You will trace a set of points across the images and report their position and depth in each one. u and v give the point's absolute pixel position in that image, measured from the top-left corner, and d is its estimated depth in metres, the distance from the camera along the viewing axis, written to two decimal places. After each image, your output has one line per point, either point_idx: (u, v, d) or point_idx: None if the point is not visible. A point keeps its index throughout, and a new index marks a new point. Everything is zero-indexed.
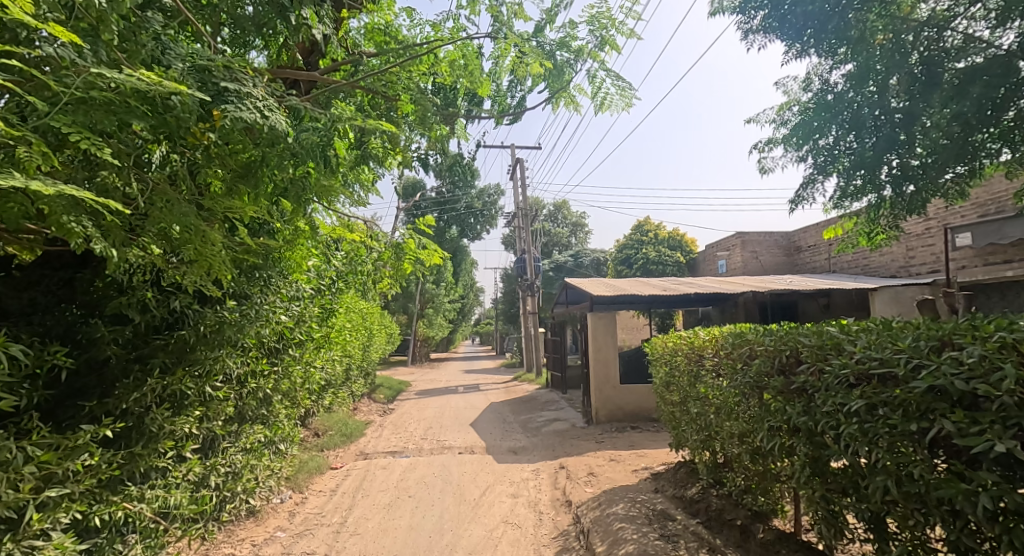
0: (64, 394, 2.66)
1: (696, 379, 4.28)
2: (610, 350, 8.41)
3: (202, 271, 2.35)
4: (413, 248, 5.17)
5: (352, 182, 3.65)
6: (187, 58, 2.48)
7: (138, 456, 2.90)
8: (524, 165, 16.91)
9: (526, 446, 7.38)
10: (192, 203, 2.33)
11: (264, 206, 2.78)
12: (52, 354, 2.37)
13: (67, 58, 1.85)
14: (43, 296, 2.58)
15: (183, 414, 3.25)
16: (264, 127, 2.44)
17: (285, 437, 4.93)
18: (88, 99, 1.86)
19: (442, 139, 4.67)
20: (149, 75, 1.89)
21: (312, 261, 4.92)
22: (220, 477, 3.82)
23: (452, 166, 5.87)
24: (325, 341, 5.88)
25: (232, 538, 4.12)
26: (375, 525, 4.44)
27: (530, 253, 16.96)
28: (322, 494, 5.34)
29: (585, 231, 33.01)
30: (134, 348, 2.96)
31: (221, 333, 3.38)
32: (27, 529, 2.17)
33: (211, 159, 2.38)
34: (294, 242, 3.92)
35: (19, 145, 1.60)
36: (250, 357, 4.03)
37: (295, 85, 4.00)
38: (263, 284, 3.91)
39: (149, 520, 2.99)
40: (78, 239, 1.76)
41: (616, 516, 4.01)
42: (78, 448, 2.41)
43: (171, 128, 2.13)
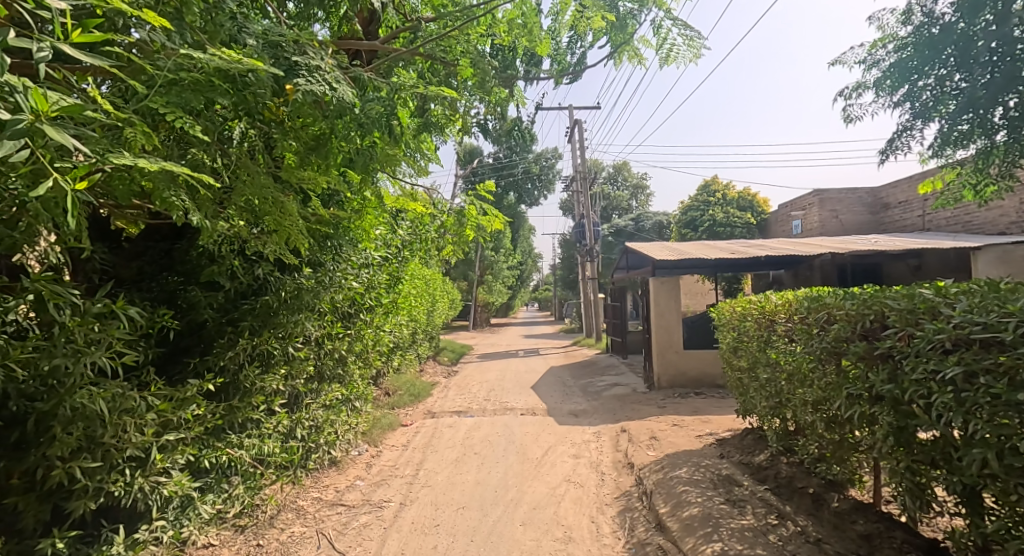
0: (172, 351, 3.06)
1: (766, 344, 4.11)
2: (672, 316, 8.20)
3: (282, 240, 2.53)
4: (475, 215, 5.22)
5: (413, 150, 3.69)
6: (260, 34, 2.58)
7: (236, 408, 3.22)
8: (583, 126, 16.39)
9: (587, 410, 7.46)
10: (269, 174, 2.51)
11: (334, 176, 2.93)
12: (160, 317, 2.64)
13: (159, 42, 1.98)
14: (149, 265, 2.99)
15: (270, 372, 3.53)
16: (333, 100, 2.53)
17: (360, 395, 5.24)
18: (178, 80, 1.99)
19: (501, 102, 4.65)
20: (229, 53, 1.99)
21: (377, 229, 5.12)
22: (305, 429, 4.16)
23: (511, 130, 5.82)
24: (392, 307, 6.16)
25: (319, 483, 4.51)
26: (445, 478, 4.70)
27: (588, 218, 16.62)
28: (395, 448, 5.68)
29: (647, 194, 32.00)
30: (225, 312, 3.24)
31: (301, 298, 3.58)
32: (153, 467, 2.52)
33: (287, 132, 2.62)
34: (363, 212, 4.07)
35: (126, 127, 1.74)
36: (325, 321, 4.28)
37: (357, 56, 4.10)
38: (334, 252, 4.13)
39: (247, 465, 3.34)
40: (178, 212, 1.93)
41: (680, 479, 4.01)
42: (188, 399, 2.71)
43: (249, 104, 2.26)
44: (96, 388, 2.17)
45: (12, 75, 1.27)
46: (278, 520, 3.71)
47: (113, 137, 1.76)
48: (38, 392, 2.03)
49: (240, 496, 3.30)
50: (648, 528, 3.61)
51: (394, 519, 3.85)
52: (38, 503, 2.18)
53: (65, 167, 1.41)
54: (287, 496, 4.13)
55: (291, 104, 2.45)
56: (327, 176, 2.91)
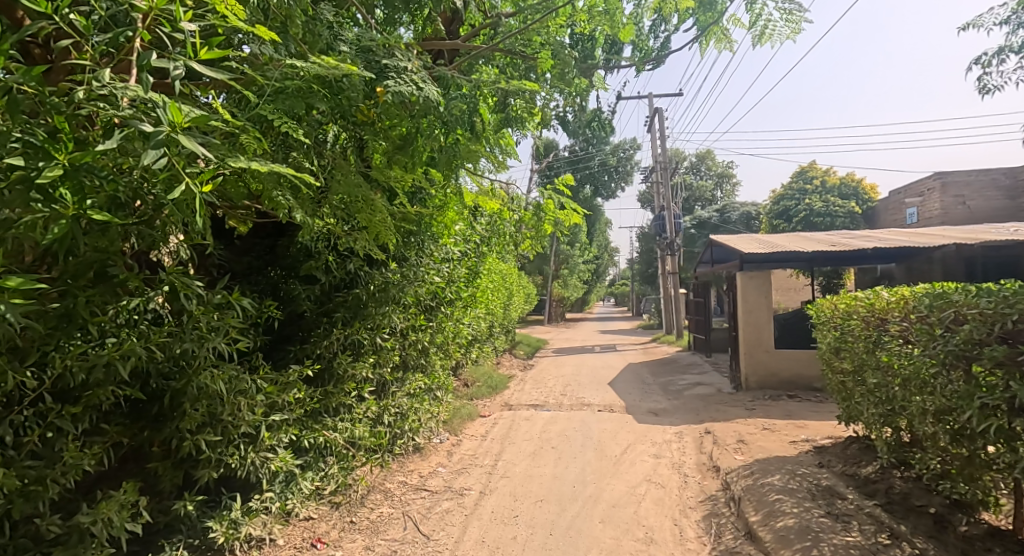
0: (277, 339, 3.35)
1: (875, 345, 3.73)
2: (763, 313, 7.69)
3: (372, 235, 2.65)
4: (553, 209, 5.20)
5: (493, 146, 3.72)
6: (353, 41, 2.74)
7: (331, 394, 3.46)
8: (663, 114, 15.76)
9: (668, 409, 7.20)
10: (360, 173, 2.65)
11: (419, 174, 3.03)
12: (267, 307, 2.89)
13: (267, 54, 2.16)
14: (256, 261, 3.30)
15: (361, 360, 3.73)
16: (419, 99, 2.61)
17: (441, 385, 5.42)
18: (283, 88, 2.15)
19: (581, 93, 4.58)
20: (327, 60, 2.12)
21: (457, 225, 5.25)
22: (392, 416, 4.37)
23: (591, 121, 5.72)
24: (471, 301, 6.29)
25: (404, 468, 4.73)
26: (523, 470, 4.74)
27: (669, 211, 15.99)
28: (474, 438, 5.82)
29: (734, 183, 30.24)
30: (321, 303, 3.48)
31: (388, 292, 3.73)
32: (262, 443, 2.76)
33: (377, 133, 2.74)
34: (444, 208, 4.19)
35: (242, 133, 1.89)
36: (410, 313, 4.46)
37: (439, 55, 4.21)
38: (417, 247, 4.29)
39: (341, 447, 3.58)
40: (283, 210, 2.09)
41: (772, 487, 3.76)
42: (291, 384, 2.96)
43: (344, 107, 2.40)
44: (216, 369, 2.41)
45: (154, 92, 1.41)
46: (368, 499, 3.94)
47: (230, 143, 1.92)
48: (172, 372, 2.30)
49: (335, 475, 3.55)
50: (737, 536, 3.42)
51: (475, 507, 3.95)
52: (172, 468, 2.48)
53: (194, 172, 1.56)
54: (376, 478, 4.37)
55: (381, 105, 2.57)
56: (413, 174, 3.01)
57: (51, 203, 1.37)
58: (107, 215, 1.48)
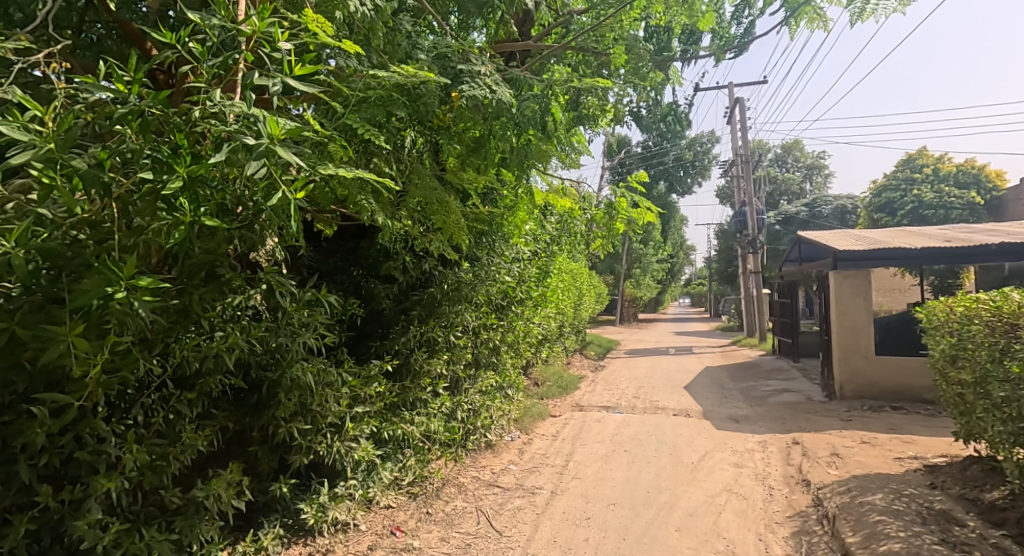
0: (359, 335, 3.55)
1: (1001, 354, 3.30)
2: (860, 315, 7.07)
3: (446, 236, 2.74)
4: (626, 207, 5.10)
5: (565, 144, 3.71)
6: (431, 49, 2.85)
7: (408, 388, 3.61)
8: (745, 104, 14.92)
9: (750, 416, 6.82)
10: (435, 176, 2.74)
11: (491, 176, 3.11)
12: (350, 305, 3.06)
13: (351, 66, 2.29)
14: (340, 261, 3.51)
15: (436, 356, 3.85)
16: (492, 102, 2.67)
17: (512, 384, 5.48)
18: (366, 98, 2.27)
19: (656, 87, 4.46)
20: (406, 69, 2.21)
21: (527, 225, 5.30)
22: (465, 412, 4.48)
23: (666, 115, 5.54)
24: (542, 300, 6.30)
25: (477, 463, 4.83)
26: (595, 472, 4.68)
27: (751, 206, 15.11)
28: (545, 437, 5.83)
29: (825, 174, 28.04)
30: (399, 301, 3.64)
31: (460, 290, 3.83)
32: (346, 433, 2.93)
33: (452, 137, 2.82)
34: (515, 208, 4.24)
35: (330, 142, 2.02)
36: (482, 312, 4.54)
37: (511, 57, 4.25)
38: (489, 247, 4.36)
39: (418, 440, 3.72)
40: (366, 213, 2.20)
41: (873, 507, 3.45)
42: (371, 378, 3.12)
43: (421, 113, 2.49)
44: (306, 362, 2.59)
45: (256, 108, 1.54)
46: (443, 492, 4.07)
47: (319, 152, 2.06)
48: (269, 363, 2.50)
49: (412, 466, 3.69)
50: None
51: (546, 506, 3.95)
52: (268, 453, 2.70)
53: (288, 180, 1.68)
54: (450, 472, 4.50)
55: (456, 110, 2.65)
56: (485, 176, 3.08)
57: (172, 211, 1.54)
58: (216, 221, 1.63)
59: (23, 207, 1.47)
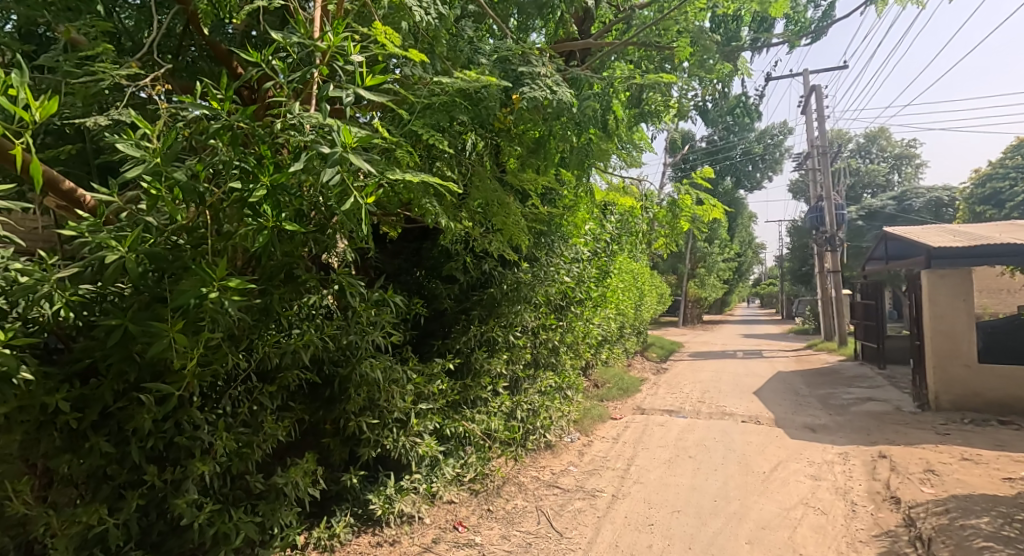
0: (423, 334, 3.66)
1: None
2: (957, 319, 6.45)
3: (507, 237, 2.77)
4: (690, 205, 4.95)
5: (627, 142, 3.65)
6: (492, 52, 2.90)
7: (469, 387, 3.69)
8: (821, 93, 14.00)
9: (828, 425, 6.39)
10: (496, 178, 2.79)
11: (552, 176, 3.11)
12: (415, 304, 3.17)
13: (416, 74, 2.38)
14: (405, 262, 3.63)
15: (496, 356, 3.90)
16: (553, 103, 2.65)
17: (572, 385, 5.46)
18: (431, 104, 2.35)
19: (723, 79, 4.28)
20: (469, 73, 2.24)
21: (587, 225, 5.26)
22: (525, 411, 4.51)
23: (735, 108, 5.31)
24: (601, 300, 6.22)
25: (537, 463, 4.85)
26: (658, 477, 4.56)
27: (828, 201, 14.16)
28: (606, 440, 5.75)
29: (914, 165, 25.78)
30: (460, 301, 3.73)
31: (519, 291, 3.87)
32: (411, 429, 3.03)
33: (513, 139, 2.84)
34: (575, 208, 4.22)
35: (396, 148, 2.10)
36: (541, 313, 4.55)
37: (571, 56, 4.24)
38: (548, 247, 4.37)
39: (479, 437, 3.79)
40: (430, 216, 2.27)
41: (977, 531, 3.13)
42: (434, 376, 3.22)
43: (483, 116, 2.56)
44: (375, 359, 2.70)
45: (330, 118, 1.62)
46: (503, 490, 4.11)
47: (387, 158, 2.14)
48: (340, 359, 2.64)
49: (473, 464, 3.77)
50: None
51: (608, 509, 3.90)
52: (340, 444, 2.84)
53: (359, 186, 1.75)
54: (511, 471, 4.54)
55: (517, 112, 2.65)
56: (546, 177, 3.09)
57: (257, 217, 1.65)
58: (294, 226, 1.73)
59: (133, 216, 1.65)
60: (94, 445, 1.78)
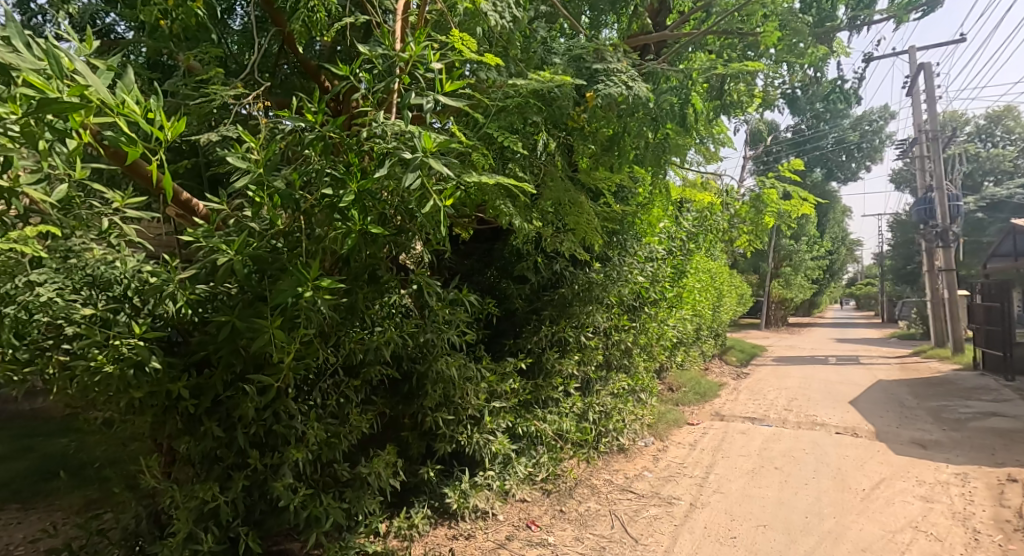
0: (495, 333, 3.72)
1: None
2: None
3: (580, 237, 2.75)
4: (776, 200, 4.65)
5: (707, 135, 3.49)
6: (565, 51, 2.89)
7: (541, 386, 3.70)
8: (929, 71, 12.62)
9: (939, 441, 5.75)
10: (569, 178, 2.77)
11: (627, 174, 3.04)
12: (487, 304, 3.22)
13: (491, 78, 2.44)
14: (477, 262, 3.71)
15: (567, 356, 3.87)
16: (629, 98, 2.61)
17: (645, 387, 5.31)
18: (505, 106, 2.39)
19: (815, 63, 3.98)
20: (543, 74, 2.25)
21: (662, 222, 5.09)
22: (596, 413, 4.45)
23: (828, 94, 4.91)
24: (677, 301, 6.00)
25: (610, 466, 4.77)
26: (740, 488, 4.32)
27: (939, 192, 12.73)
28: (682, 446, 5.54)
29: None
30: (531, 301, 3.75)
31: (591, 291, 3.82)
32: (484, 426, 3.09)
33: (587, 137, 2.82)
34: (650, 205, 4.09)
35: (472, 152, 2.16)
36: (613, 313, 4.46)
37: (646, 50, 4.12)
38: (620, 246, 4.29)
39: (551, 438, 3.79)
40: (504, 217, 2.30)
41: None
42: (507, 375, 3.26)
43: (556, 115, 2.59)
44: (450, 357, 2.78)
45: (412, 125, 1.69)
46: (576, 491, 4.08)
47: (463, 161, 2.20)
48: (418, 356, 2.74)
49: (545, 463, 3.78)
50: None
51: (685, 518, 3.76)
52: (417, 438, 2.96)
53: (438, 190, 1.81)
54: (583, 472, 4.50)
55: (591, 110, 2.64)
56: (620, 175, 3.03)
57: (345, 221, 1.75)
58: (378, 229, 1.82)
59: (239, 223, 1.81)
60: (207, 430, 1.97)
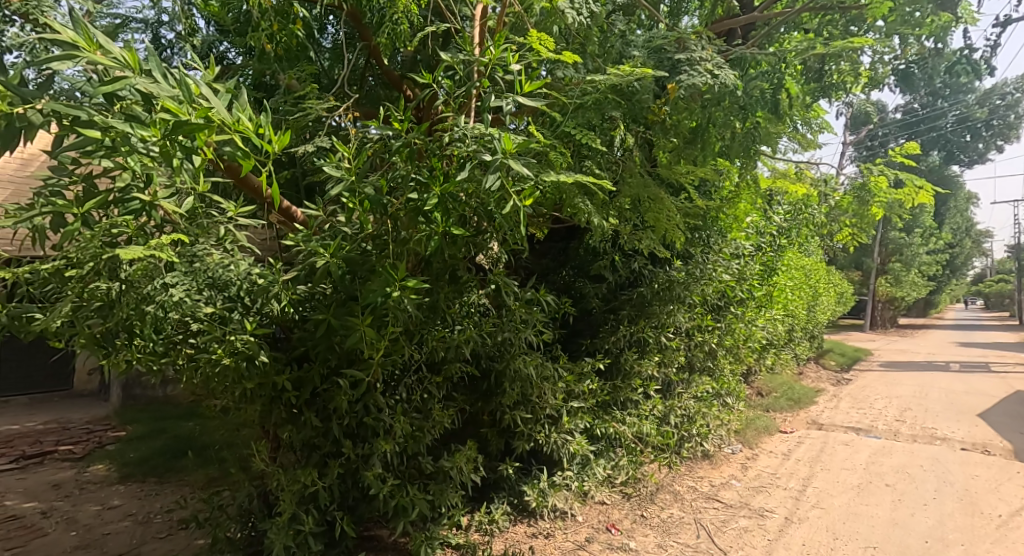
0: (571, 333, 3.69)
1: None
2: None
3: (660, 234, 2.66)
4: (886, 188, 4.20)
5: (802, 121, 3.23)
6: (645, 43, 2.81)
7: (619, 388, 3.62)
8: None
9: None
10: (649, 173, 2.69)
11: (713, 166, 2.89)
12: (564, 304, 3.20)
13: (568, 76, 2.43)
14: (552, 262, 3.70)
15: (647, 357, 3.75)
16: (716, 86, 2.47)
17: (731, 392, 5.03)
18: (583, 103, 2.38)
19: (932, 32, 3.55)
20: (623, 69, 2.20)
21: (749, 217, 4.79)
22: (678, 417, 4.28)
23: (950, 67, 4.36)
24: (767, 301, 5.62)
25: (693, 472, 4.56)
26: (843, 505, 3.96)
27: None
28: (773, 455, 5.18)
29: None
30: (608, 301, 3.68)
31: (672, 290, 3.68)
32: (562, 426, 3.08)
33: (668, 130, 2.72)
34: (736, 199, 3.86)
35: (550, 151, 2.16)
36: (696, 313, 4.26)
37: (731, 35, 3.90)
38: (703, 243, 4.09)
39: (630, 440, 3.70)
40: (583, 215, 2.27)
41: None
42: (584, 375, 3.22)
43: (636, 110, 2.55)
44: (528, 356, 2.80)
45: (492, 128, 1.72)
46: (657, 497, 3.94)
47: (540, 161, 2.20)
48: (496, 355, 2.78)
49: (625, 466, 3.69)
50: None
51: (780, 533, 3.51)
52: (496, 435, 3.01)
53: (517, 190, 1.83)
54: (665, 478, 4.34)
55: (673, 102, 2.55)
56: (705, 168, 2.88)
57: (429, 223, 1.82)
58: (460, 230, 1.87)
59: (333, 228, 1.94)
60: (307, 419, 2.13)
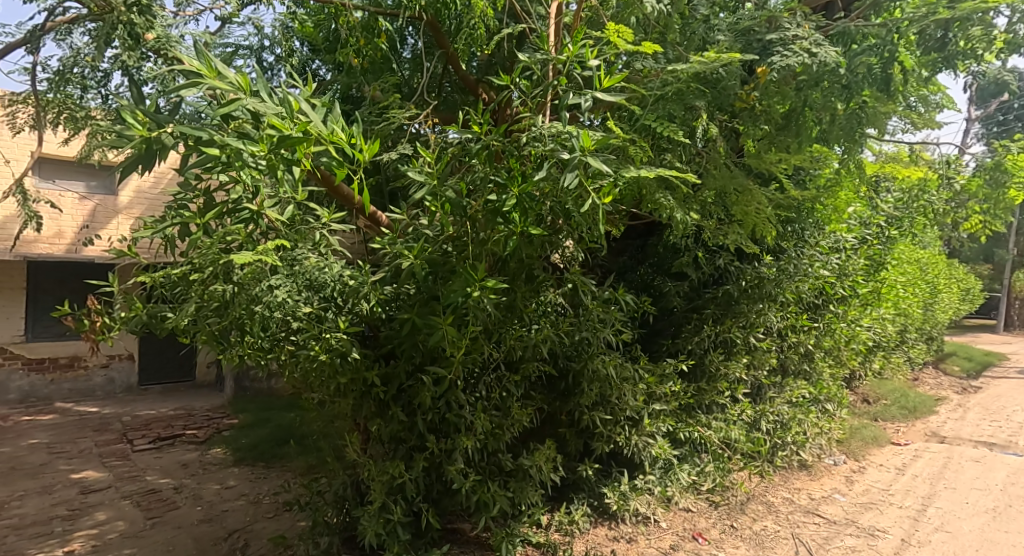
0: (652, 333, 3.58)
1: None
2: None
3: (748, 228, 2.52)
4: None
5: (916, 97, 2.88)
6: (731, 26, 2.66)
7: (704, 390, 3.44)
8: None
9: None
10: (736, 163, 2.57)
11: (809, 152, 2.67)
12: (643, 302, 3.11)
13: (648, 67, 2.37)
14: (630, 259, 3.60)
15: (734, 359, 3.53)
16: (814, 65, 2.26)
17: (832, 398, 4.62)
18: (664, 94, 2.30)
19: None
20: (707, 55, 2.09)
21: (851, 206, 4.38)
22: (770, 423, 4.01)
23: None
24: (874, 298, 5.10)
25: (789, 483, 4.24)
26: (973, 529, 3.50)
27: None
28: (884, 469, 4.69)
29: None
30: (690, 299, 3.53)
31: (763, 287, 3.45)
32: (643, 428, 2.99)
33: (759, 117, 2.56)
34: (837, 187, 3.54)
35: (630, 145, 2.12)
36: (790, 312, 3.95)
37: (829, 8, 3.57)
38: (797, 237, 3.80)
39: (717, 446, 3.51)
40: (665, 211, 2.18)
41: None
42: (666, 376, 3.11)
43: (721, 98, 2.42)
44: (607, 356, 2.75)
45: (570, 125, 1.70)
46: (748, 507, 3.71)
47: (620, 156, 2.14)
48: (574, 354, 2.75)
49: (710, 473, 3.56)
50: None
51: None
52: (574, 435, 2.98)
53: (596, 187, 1.79)
54: (757, 487, 4.07)
55: (764, 86, 2.40)
56: (802, 155, 2.66)
57: (507, 223, 1.84)
58: (537, 230, 1.88)
59: (416, 230, 2.01)
60: (394, 413, 2.24)
